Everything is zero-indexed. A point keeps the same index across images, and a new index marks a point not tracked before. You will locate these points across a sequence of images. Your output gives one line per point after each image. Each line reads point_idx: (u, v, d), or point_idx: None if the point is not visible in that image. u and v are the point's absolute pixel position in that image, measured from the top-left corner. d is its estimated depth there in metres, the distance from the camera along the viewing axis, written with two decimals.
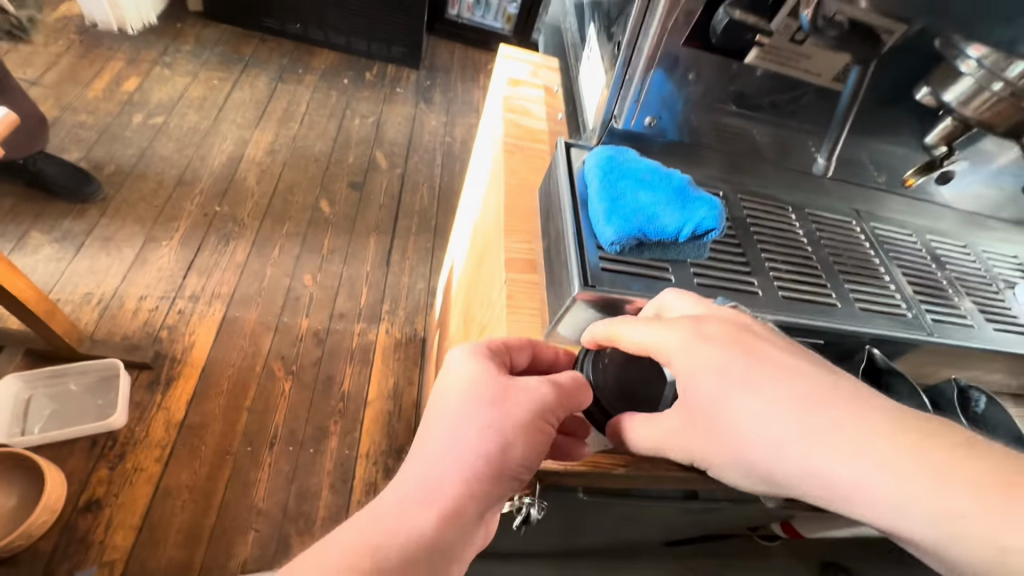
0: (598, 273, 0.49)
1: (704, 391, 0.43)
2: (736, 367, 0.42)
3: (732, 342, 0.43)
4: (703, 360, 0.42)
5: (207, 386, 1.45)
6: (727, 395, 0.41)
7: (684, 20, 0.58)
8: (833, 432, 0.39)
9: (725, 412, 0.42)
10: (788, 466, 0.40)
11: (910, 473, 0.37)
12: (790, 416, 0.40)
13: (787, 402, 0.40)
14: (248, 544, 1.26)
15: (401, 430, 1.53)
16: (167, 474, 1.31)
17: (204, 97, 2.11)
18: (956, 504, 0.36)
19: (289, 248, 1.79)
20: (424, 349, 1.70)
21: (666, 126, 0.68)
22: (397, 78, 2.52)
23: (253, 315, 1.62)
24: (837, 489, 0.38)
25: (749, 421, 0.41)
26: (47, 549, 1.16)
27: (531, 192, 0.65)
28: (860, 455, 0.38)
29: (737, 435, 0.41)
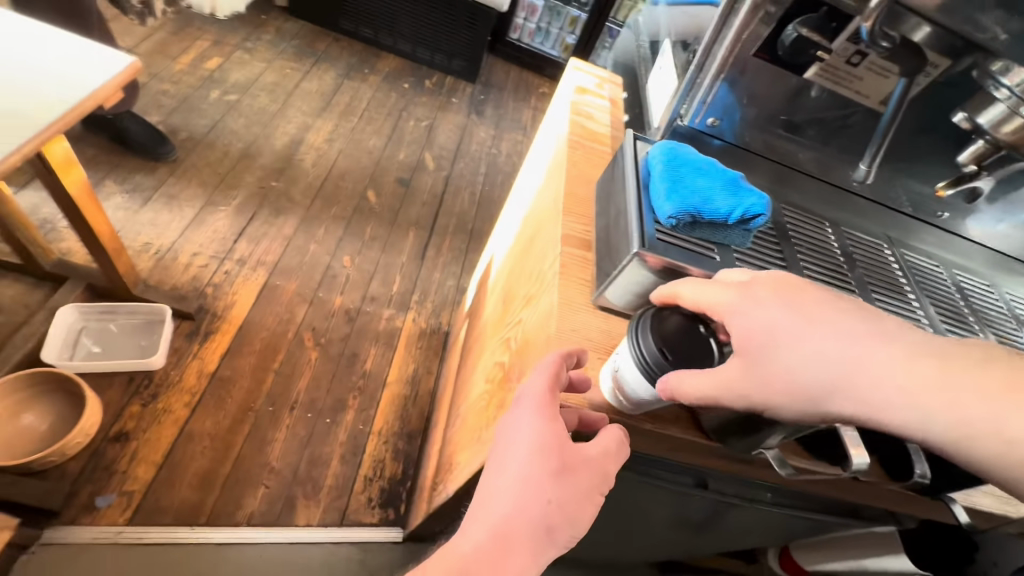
0: (654, 242, 0.56)
1: (758, 338, 0.48)
2: (787, 318, 0.48)
3: (781, 295, 0.50)
4: (757, 308, 0.49)
5: (241, 344, 1.53)
6: (781, 337, 0.48)
7: (755, 36, 0.66)
8: (873, 362, 0.46)
9: (781, 355, 0.47)
10: (836, 398, 0.46)
11: (937, 388, 0.44)
12: (836, 355, 0.46)
13: (832, 343, 0.47)
14: (257, 499, 1.31)
15: (415, 415, 1.58)
16: (193, 420, 1.37)
17: (277, 82, 2.27)
18: (970, 406, 0.44)
19: (334, 230, 1.89)
20: (447, 342, 1.76)
21: (725, 129, 0.77)
22: (454, 89, 2.66)
23: (292, 285, 1.70)
24: (875, 405, 0.45)
25: (801, 362, 0.47)
26: (75, 471, 1.22)
27: (587, 184, 0.71)
28: (891, 375, 0.45)
29: (789, 376, 0.47)
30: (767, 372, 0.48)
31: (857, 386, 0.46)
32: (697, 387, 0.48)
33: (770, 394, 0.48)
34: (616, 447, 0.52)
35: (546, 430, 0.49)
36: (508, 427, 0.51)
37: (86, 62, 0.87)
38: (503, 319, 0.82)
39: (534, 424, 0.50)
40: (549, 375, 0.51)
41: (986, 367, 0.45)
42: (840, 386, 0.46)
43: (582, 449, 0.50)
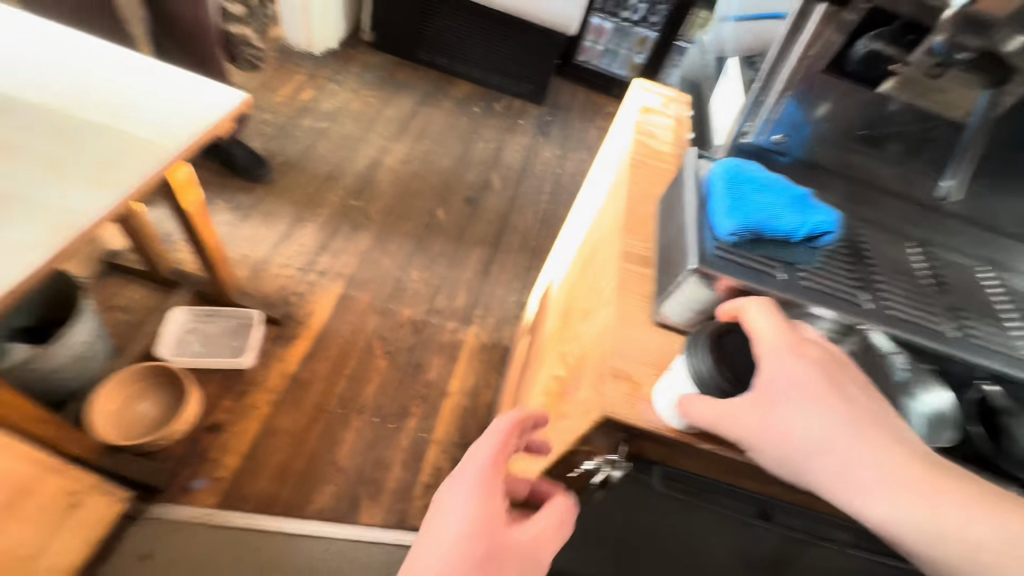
0: (713, 259, 0.55)
1: (778, 391, 0.49)
2: (815, 385, 0.48)
3: (815, 361, 0.49)
4: (792, 367, 0.49)
5: (318, 349, 1.65)
6: (798, 396, 0.48)
7: (827, 49, 0.64)
8: (870, 451, 0.47)
9: (791, 415, 0.48)
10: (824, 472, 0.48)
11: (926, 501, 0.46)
12: (840, 432, 0.47)
13: (852, 422, 0.48)
14: (325, 495, 1.39)
15: (473, 427, 1.62)
16: (274, 416, 1.49)
17: (360, 110, 2.47)
18: (941, 515, 0.46)
19: (405, 245, 2.00)
20: (506, 357, 1.79)
21: (792, 146, 0.75)
22: (521, 112, 2.75)
23: (365, 296, 1.82)
24: (856, 489, 0.47)
25: (811, 424, 0.48)
26: (178, 454, 1.37)
27: (649, 202, 0.72)
28: (880, 468, 0.46)
29: (791, 431, 0.48)
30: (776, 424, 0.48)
31: (851, 466, 0.47)
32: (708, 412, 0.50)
33: (765, 441, 0.49)
34: (551, 528, 0.58)
35: (484, 505, 0.54)
36: (446, 495, 0.55)
37: (205, 98, 0.96)
38: (560, 334, 0.83)
39: (475, 500, 0.54)
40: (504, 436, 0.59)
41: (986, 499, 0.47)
42: (838, 457, 0.47)
43: (517, 533, 0.55)
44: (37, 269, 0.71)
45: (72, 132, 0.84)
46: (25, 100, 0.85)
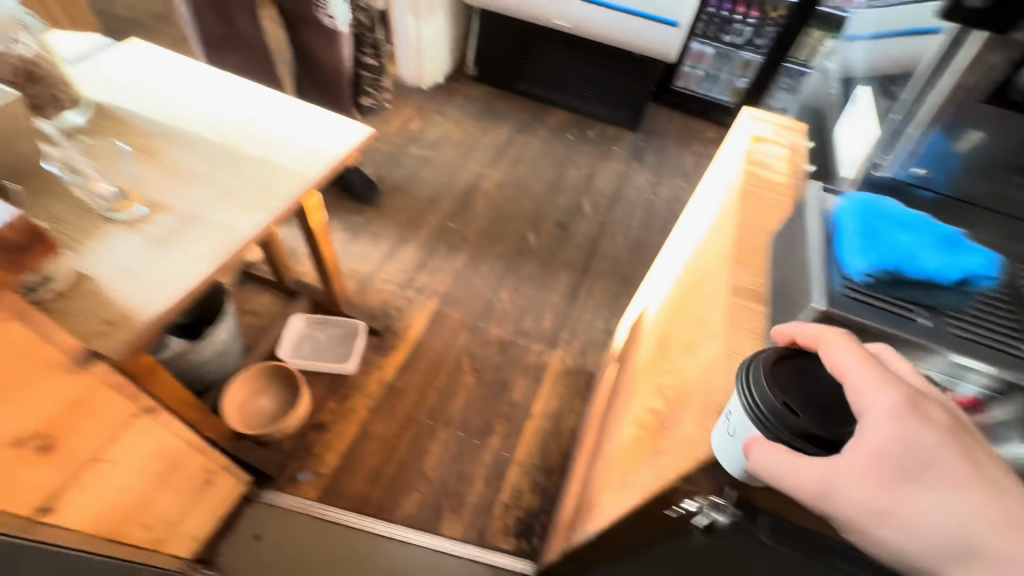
0: (842, 299, 0.52)
1: (885, 456, 0.43)
2: (942, 456, 0.42)
3: (933, 425, 0.43)
4: (901, 428, 0.43)
5: (413, 361, 1.75)
6: (907, 464, 0.42)
7: (985, 77, 0.60)
8: (1004, 546, 0.39)
9: (898, 485, 0.42)
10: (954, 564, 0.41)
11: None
12: (963, 515, 0.40)
13: (995, 510, 0.41)
14: (411, 502, 1.46)
15: (554, 451, 1.61)
16: (370, 421, 1.59)
17: (461, 139, 2.63)
18: None
19: (497, 267, 2.08)
20: (591, 384, 1.78)
21: (936, 179, 0.68)
22: (615, 139, 2.76)
23: (457, 313, 1.90)
24: None
25: (935, 506, 0.41)
26: (288, 447, 1.51)
27: (762, 235, 0.69)
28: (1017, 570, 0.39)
29: (898, 506, 0.42)
30: (893, 500, 0.42)
31: (970, 556, 0.40)
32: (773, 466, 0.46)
33: (865, 513, 0.43)
34: None
35: None
36: None
37: (337, 134, 1.09)
38: (658, 361, 0.82)
39: None
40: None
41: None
42: (954, 542, 0.41)
43: None
44: (206, 273, 0.82)
45: (239, 162, 0.98)
46: (204, 136, 1.02)
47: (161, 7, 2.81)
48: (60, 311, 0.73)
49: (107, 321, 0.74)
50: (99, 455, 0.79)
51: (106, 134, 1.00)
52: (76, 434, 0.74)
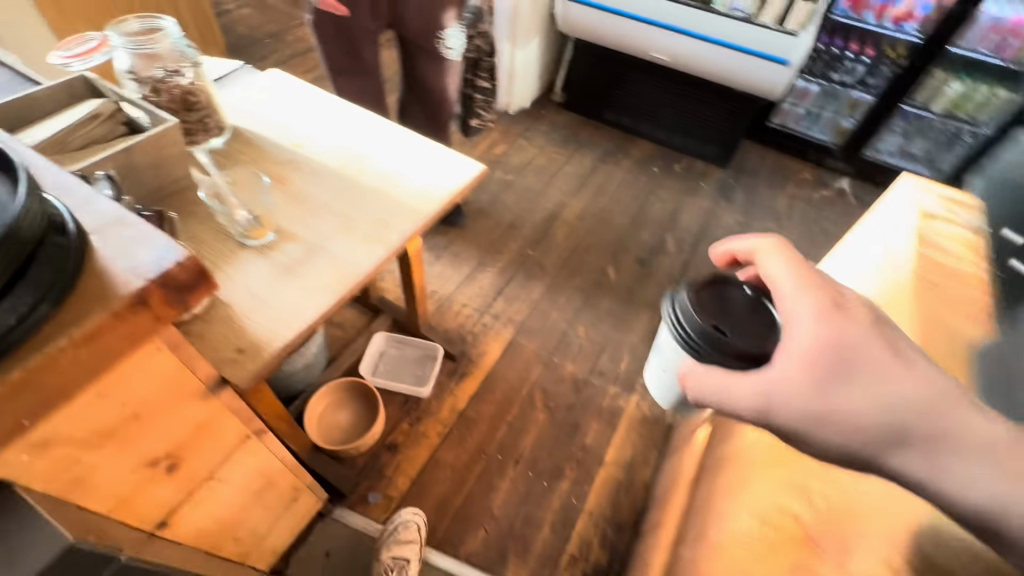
0: None
1: (808, 353, 0.65)
2: (854, 352, 0.62)
3: (847, 327, 0.64)
4: (817, 331, 0.65)
5: (486, 390, 1.73)
6: (826, 358, 0.63)
7: None
8: (906, 406, 0.57)
9: (817, 373, 0.63)
10: (882, 435, 0.58)
11: (995, 455, 0.52)
12: (873, 390, 0.59)
13: (898, 380, 0.59)
14: (477, 539, 1.43)
15: (626, 505, 1.53)
16: (441, 448, 1.58)
17: (544, 165, 2.63)
18: (989, 474, 0.52)
19: (574, 300, 2.03)
20: (668, 436, 1.68)
21: None
22: (703, 174, 2.66)
23: (532, 345, 1.87)
24: (893, 437, 0.57)
25: (857, 388, 0.60)
26: (361, 464, 1.53)
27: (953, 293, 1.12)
28: (916, 420, 0.56)
29: (824, 392, 0.62)
30: (820, 390, 0.63)
31: (886, 420, 0.57)
32: (713, 383, 0.78)
33: (801, 401, 0.64)
34: None
35: None
36: None
37: (449, 171, 1.09)
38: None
39: None
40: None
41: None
42: (870, 411, 0.58)
43: None
44: (326, 306, 0.83)
45: (361, 197, 1.01)
46: (331, 168, 1.06)
47: (274, 28, 3.02)
48: (199, 334, 0.77)
49: (238, 349, 0.76)
50: (213, 474, 0.82)
51: (242, 158, 1.05)
52: (198, 455, 0.76)
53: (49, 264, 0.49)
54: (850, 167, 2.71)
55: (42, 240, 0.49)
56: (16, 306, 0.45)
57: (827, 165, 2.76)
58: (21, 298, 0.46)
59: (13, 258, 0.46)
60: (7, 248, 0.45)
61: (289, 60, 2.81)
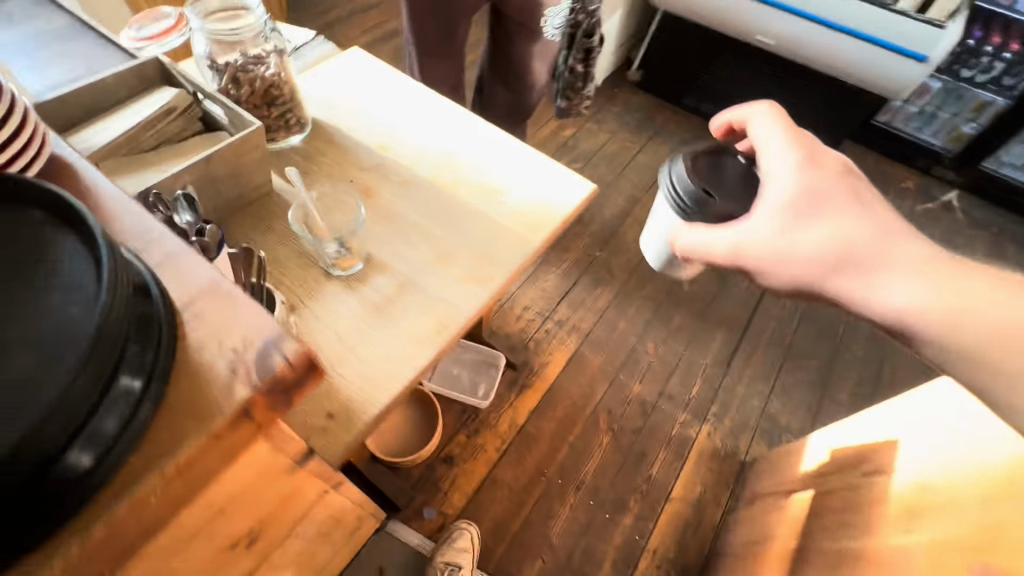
0: None
1: (791, 204, 0.69)
2: (824, 200, 0.69)
3: (822, 177, 0.70)
4: (804, 183, 0.69)
5: (548, 405, 1.62)
6: (806, 209, 0.69)
7: None
8: (863, 240, 0.66)
9: (794, 217, 0.69)
10: (825, 267, 0.68)
11: (913, 279, 0.64)
12: (838, 229, 0.67)
13: (858, 221, 0.67)
14: (532, 569, 1.36)
15: (693, 548, 1.43)
16: (499, 466, 1.50)
17: (616, 153, 2.41)
18: (928, 294, 0.63)
19: (644, 311, 1.87)
20: (742, 475, 1.55)
21: None
22: None
23: (598, 359, 1.74)
24: (851, 266, 0.67)
25: (824, 227, 0.68)
26: (415, 475, 1.46)
27: None
28: (869, 252, 0.66)
29: (799, 236, 0.68)
30: (791, 231, 0.69)
31: (845, 254, 0.67)
32: (699, 239, 0.74)
33: (778, 249, 0.69)
34: None
35: None
36: None
37: (555, 189, 0.93)
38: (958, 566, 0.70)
39: None
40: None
41: (977, 278, 0.63)
42: (835, 249, 0.67)
43: None
44: (425, 362, 0.70)
45: (456, 220, 0.87)
46: (423, 179, 0.91)
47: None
48: None
49: (327, 415, 0.65)
50: (289, 534, 0.74)
51: (323, 159, 0.92)
52: (279, 523, 0.68)
53: (143, 348, 0.38)
54: (962, 177, 2.40)
55: (132, 329, 0.37)
56: (117, 412, 0.36)
57: (935, 173, 2.45)
58: (115, 409, 0.36)
59: (107, 360, 0.35)
60: (99, 351, 0.34)
61: (345, 18, 2.61)
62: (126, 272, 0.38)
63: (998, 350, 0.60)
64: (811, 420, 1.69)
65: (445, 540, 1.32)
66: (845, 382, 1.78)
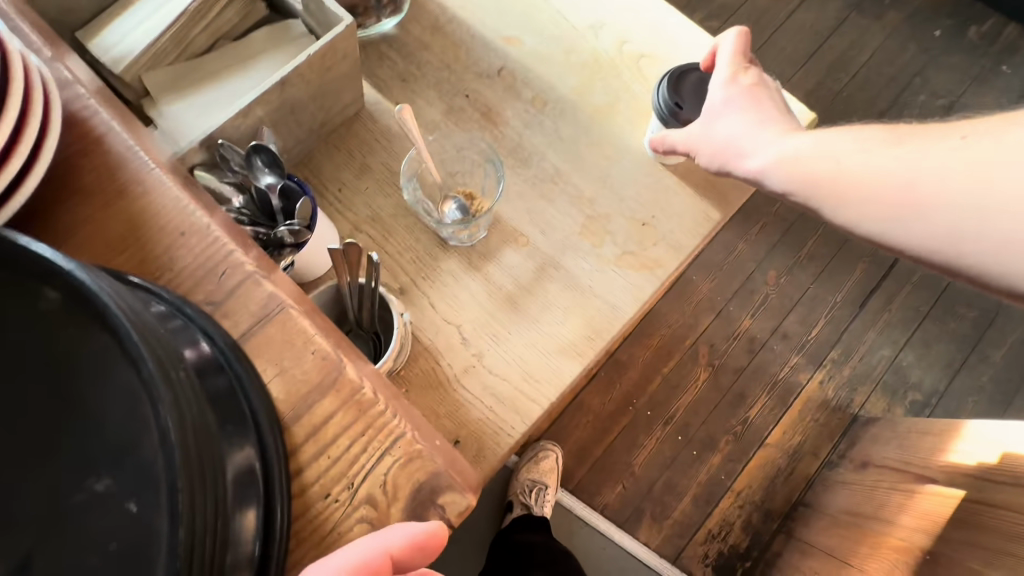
0: None
1: (711, 101, 0.56)
2: (742, 84, 0.55)
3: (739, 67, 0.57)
4: (718, 77, 0.57)
5: (643, 334, 1.47)
6: (721, 99, 0.55)
7: None
8: (763, 120, 0.53)
9: (707, 113, 0.56)
10: (731, 146, 0.54)
11: (823, 140, 0.49)
12: (738, 113, 0.54)
13: (765, 105, 0.54)
14: (612, 493, 1.37)
15: (781, 495, 1.39)
16: (585, 392, 1.43)
17: (769, 6, 1.77)
18: (839, 152, 0.48)
19: (770, 232, 1.55)
20: (850, 429, 1.43)
21: None
22: (1012, 50, 1.75)
23: (706, 286, 1.51)
24: (752, 149, 0.53)
25: (730, 115, 0.54)
26: None
27: None
28: (777, 132, 0.52)
29: (708, 127, 0.55)
30: (704, 123, 0.56)
31: (748, 133, 0.53)
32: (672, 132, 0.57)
33: (696, 141, 0.56)
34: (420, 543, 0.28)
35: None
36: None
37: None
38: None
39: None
40: (408, 542, 0.26)
41: (903, 127, 0.48)
42: (741, 129, 0.54)
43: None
44: (572, 379, 0.55)
45: (608, 168, 0.62)
46: (565, 95, 0.64)
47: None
48: (421, 392, 0.54)
49: (453, 441, 0.53)
50: None
51: (429, 60, 0.65)
52: None
53: (235, 448, 0.26)
54: None
55: (222, 459, 0.24)
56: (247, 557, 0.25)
57: None
58: (245, 562, 0.25)
59: (214, 507, 0.23)
60: (202, 512, 0.21)
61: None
62: (178, 359, 0.24)
63: (857, 172, 0.47)
64: (947, 379, 1.46)
65: (529, 459, 1.33)
66: (1005, 337, 1.50)
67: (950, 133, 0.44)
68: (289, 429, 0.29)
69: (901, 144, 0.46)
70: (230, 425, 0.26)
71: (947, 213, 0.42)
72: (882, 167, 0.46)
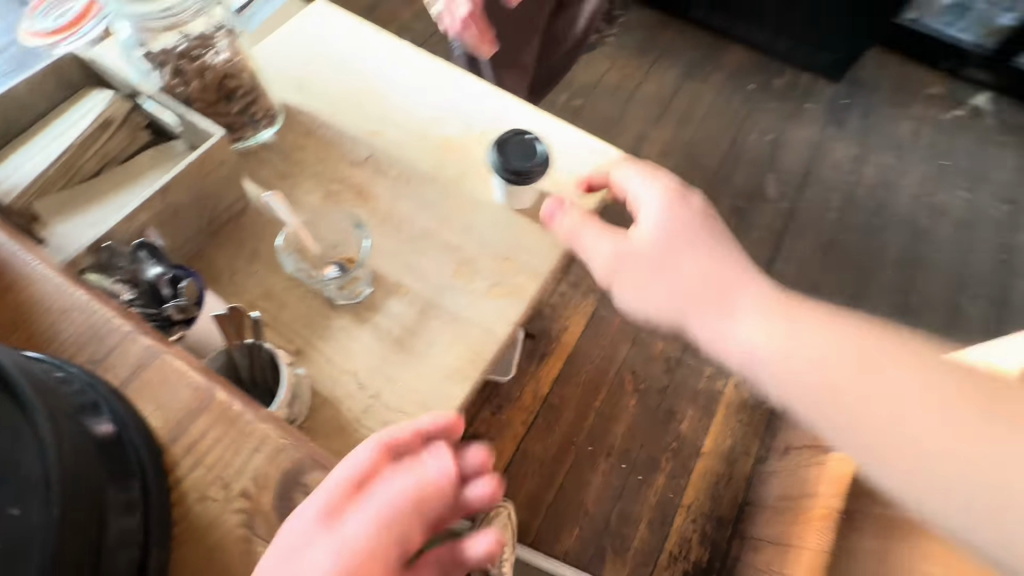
0: None
1: (645, 248, 0.58)
2: (679, 230, 0.58)
3: (682, 219, 0.59)
4: (652, 222, 0.59)
5: (570, 373, 1.56)
6: (668, 257, 0.57)
7: None
8: (770, 326, 0.51)
9: (646, 260, 0.57)
10: (669, 297, 0.55)
11: (818, 357, 0.48)
12: (692, 284, 0.55)
13: (723, 278, 0.55)
14: (571, 537, 1.38)
15: (726, 500, 1.45)
16: (527, 440, 1.47)
17: (619, 83, 2.13)
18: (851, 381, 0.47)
19: None
20: (772, 423, 1.55)
21: None
22: (810, 91, 2.19)
23: (618, 319, 1.65)
24: (759, 355, 0.51)
25: (684, 272, 0.56)
26: None
27: None
28: (793, 340, 0.50)
29: (650, 281, 0.56)
30: (632, 268, 0.58)
31: (735, 325, 0.53)
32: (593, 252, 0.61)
33: (628, 285, 0.58)
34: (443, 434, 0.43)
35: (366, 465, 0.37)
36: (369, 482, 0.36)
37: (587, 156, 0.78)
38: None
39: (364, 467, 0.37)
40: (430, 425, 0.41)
41: (938, 378, 0.45)
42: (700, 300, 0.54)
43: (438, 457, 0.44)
44: (461, 400, 0.62)
45: (469, 221, 0.74)
46: (424, 169, 0.77)
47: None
48: (325, 439, 0.59)
49: None
50: None
51: (305, 158, 0.77)
52: None
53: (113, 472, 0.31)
54: (995, 77, 2.17)
55: (98, 472, 0.30)
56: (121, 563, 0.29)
57: (963, 75, 2.21)
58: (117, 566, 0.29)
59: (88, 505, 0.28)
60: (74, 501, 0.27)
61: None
62: (60, 399, 0.31)
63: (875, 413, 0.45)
64: None
65: None
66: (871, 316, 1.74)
67: (992, 409, 0.42)
68: (173, 481, 0.35)
69: (934, 406, 0.44)
70: (122, 473, 0.32)
71: (971, 496, 0.41)
72: (905, 419, 0.44)
